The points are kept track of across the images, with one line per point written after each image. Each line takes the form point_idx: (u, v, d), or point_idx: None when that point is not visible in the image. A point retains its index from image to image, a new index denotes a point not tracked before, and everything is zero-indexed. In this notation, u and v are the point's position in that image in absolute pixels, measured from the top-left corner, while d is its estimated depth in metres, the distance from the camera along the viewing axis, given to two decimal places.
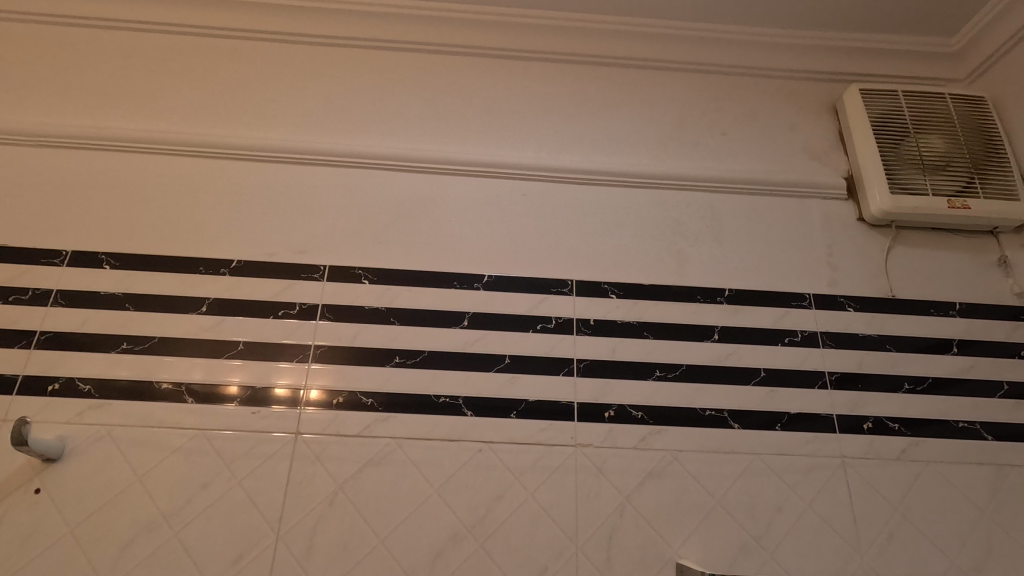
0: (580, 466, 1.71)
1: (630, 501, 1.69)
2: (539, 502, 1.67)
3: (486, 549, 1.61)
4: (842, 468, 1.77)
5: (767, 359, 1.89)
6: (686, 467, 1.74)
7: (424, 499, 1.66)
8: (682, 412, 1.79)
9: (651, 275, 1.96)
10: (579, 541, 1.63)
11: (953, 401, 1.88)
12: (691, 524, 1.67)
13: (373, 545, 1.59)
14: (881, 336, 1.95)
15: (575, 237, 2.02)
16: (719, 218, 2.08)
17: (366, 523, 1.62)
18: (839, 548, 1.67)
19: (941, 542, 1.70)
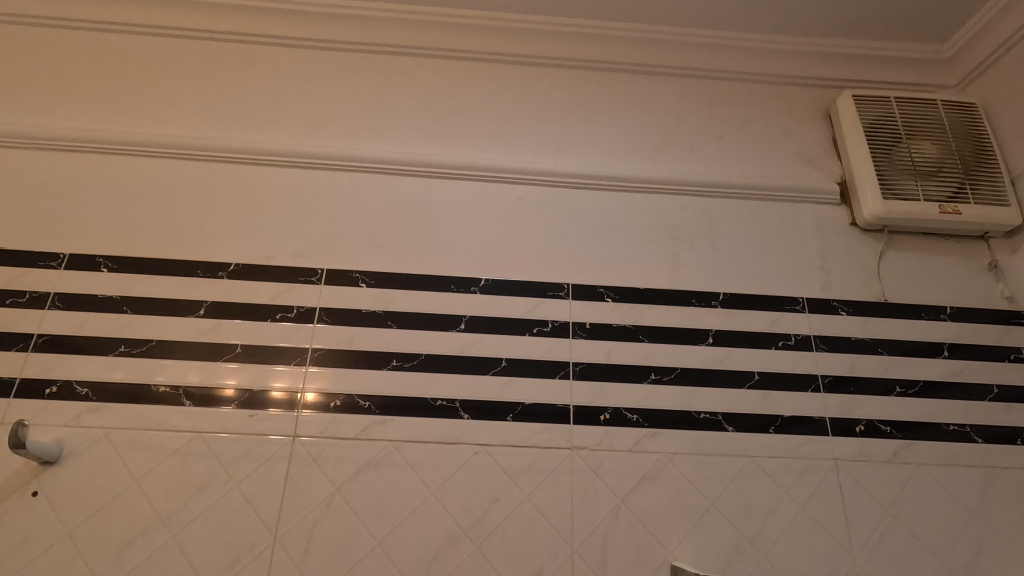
0: (373, 468, 1.02)
1: (434, 504, 1.00)
2: (321, 477, 1.01)
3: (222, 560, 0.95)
4: (829, 474, 1.06)
5: (687, 313, 1.17)
6: (585, 470, 1.04)
7: (112, 457, 1.00)
8: (534, 364, 1.11)
9: (511, 173, 1.28)
10: (328, 518, 0.98)
11: (970, 411, 1.13)
12: (547, 551, 0.98)
13: (47, 535, 0.94)
14: (882, 328, 1.19)
15: (402, 135, 1.31)
16: (618, 126, 1.37)
17: (32, 510, 0.95)
18: (834, 549, 1.01)
19: (965, 549, 1.02)
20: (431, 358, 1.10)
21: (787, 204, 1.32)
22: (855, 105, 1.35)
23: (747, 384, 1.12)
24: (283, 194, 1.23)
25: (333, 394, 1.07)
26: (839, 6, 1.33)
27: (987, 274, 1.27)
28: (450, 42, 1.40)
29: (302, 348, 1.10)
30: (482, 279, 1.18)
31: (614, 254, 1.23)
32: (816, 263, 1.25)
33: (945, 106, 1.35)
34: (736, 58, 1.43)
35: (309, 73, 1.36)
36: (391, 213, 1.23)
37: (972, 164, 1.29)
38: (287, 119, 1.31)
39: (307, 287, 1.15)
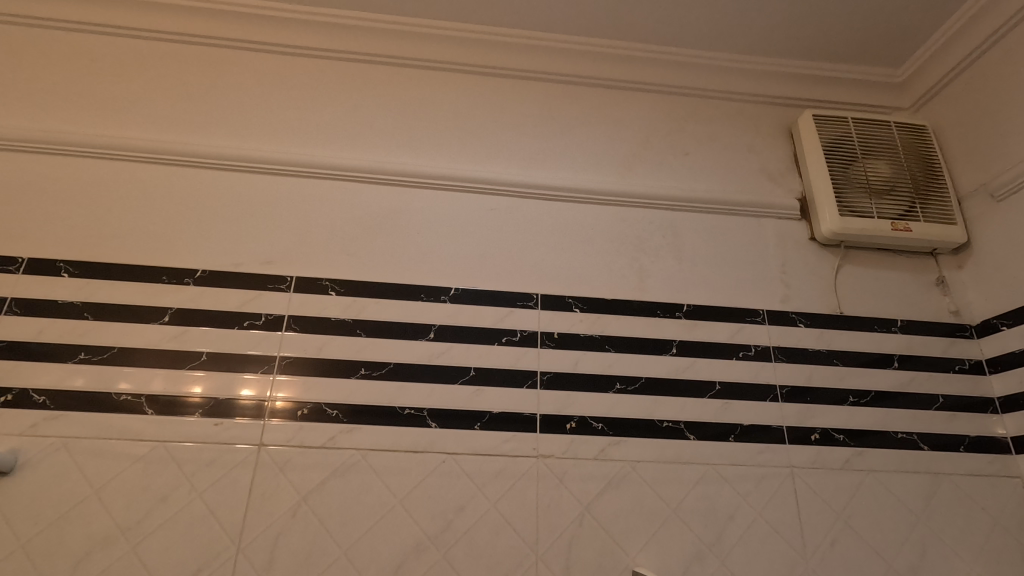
0: (339, 477, 1.02)
1: (401, 512, 1.01)
2: (287, 485, 1.01)
3: (184, 569, 0.94)
4: (785, 481, 1.10)
5: (653, 324, 1.20)
6: (551, 477, 1.06)
7: (70, 466, 0.97)
8: (502, 373, 1.13)
9: (484, 184, 1.29)
10: (294, 527, 0.98)
11: (917, 420, 1.19)
12: (512, 557, 1.00)
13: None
14: (837, 340, 1.24)
15: (374, 144, 1.31)
16: (590, 140, 1.40)
17: None
18: (789, 552, 1.05)
19: (910, 551, 1.07)
20: (401, 367, 1.11)
21: (750, 219, 1.36)
22: (815, 125, 1.41)
23: (708, 394, 1.16)
24: (254, 202, 1.22)
25: (301, 403, 1.07)
26: (802, 30, 1.38)
27: (935, 289, 1.33)
28: (427, 53, 1.41)
29: (270, 356, 1.10)
30: (453, 288, 1.19)
31: (583, 266, 1.25)
32: (777, 277, 1.30)
33: (898, 128, 1.42)
34: (704, 77, 1.47)
35: (284, 79, 1.36)
36: (363, 222, 1.23)
37: (922, 184, 1.35)
38: (260, 127, 1.30)
39: (276, 294, 1.14)
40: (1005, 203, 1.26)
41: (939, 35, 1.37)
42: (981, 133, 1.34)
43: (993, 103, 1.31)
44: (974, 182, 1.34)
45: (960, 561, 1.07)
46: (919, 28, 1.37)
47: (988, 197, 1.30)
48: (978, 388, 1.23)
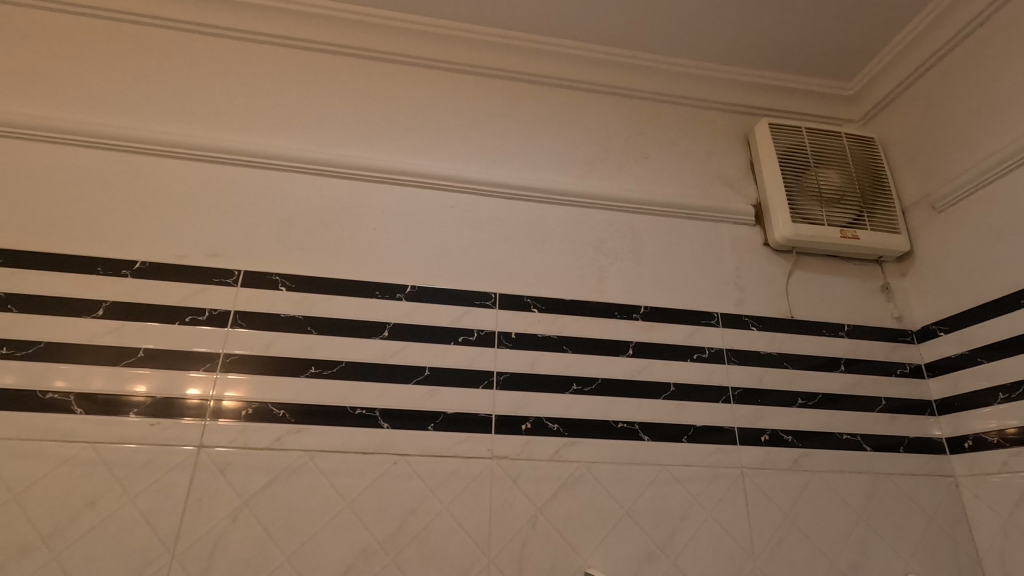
0: (285, 479, 0.98)
1: (350, 515, 0.98)
2: (227, 488, 0.96)
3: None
4: (736, 482, 1.12)
5: (610, 325, 1.21)
6: (505, 479, 1.05)
7: None
8: (457, 373, 1.11)
9: (444, 181, 1.27)
10: (233, 533, 0.94)
11: (861, 422, 1.22)
12: (463, 561, 0.98)
13: None
14: (788, 343, 1.27)
15: (331, 137, 1.28)
16: (553, 140, 1.39)
17: None
18: (738, 552, 1.06)
19: (852, 549, 1.10)
20: (353, 366, 1.08)
21: (707, 223, 1.38)
22: (770, 133, 1.44)
23: (663, 395, 1.17)
24: (200, 191, 1.17)
25: (246, 402, 1.02)
26: (761, 40, 1.42)
27: (880, 295, 1.38)
28: (391, 45, 1.37)
29: (213, 353, 1.05)
30: (409, 286, 1.16)
31: (542, 266, 1.24)
32: (731, 281, 1.32)
33: (848, 139, 1.47)
34: (666, 82, 1.49)
35: (239, 65, 1.31)
36: (317, 215, 1.19)
37: (870, 194, 1.40)
38: (211, 113, 1.24)
39: (222, 289, 1.09)
40: (945, 214, 1.32)
41: (887, 52, 1.43)
42: (925, 146, 1.40)
43: (936, 119, 1.37)
44: (917, 194, 1.40)
45: (898, 558, 1.11)
46: (869, 43, 1.42)
47: (930, 208, 1.36)
48: (917, 391, 1.29)
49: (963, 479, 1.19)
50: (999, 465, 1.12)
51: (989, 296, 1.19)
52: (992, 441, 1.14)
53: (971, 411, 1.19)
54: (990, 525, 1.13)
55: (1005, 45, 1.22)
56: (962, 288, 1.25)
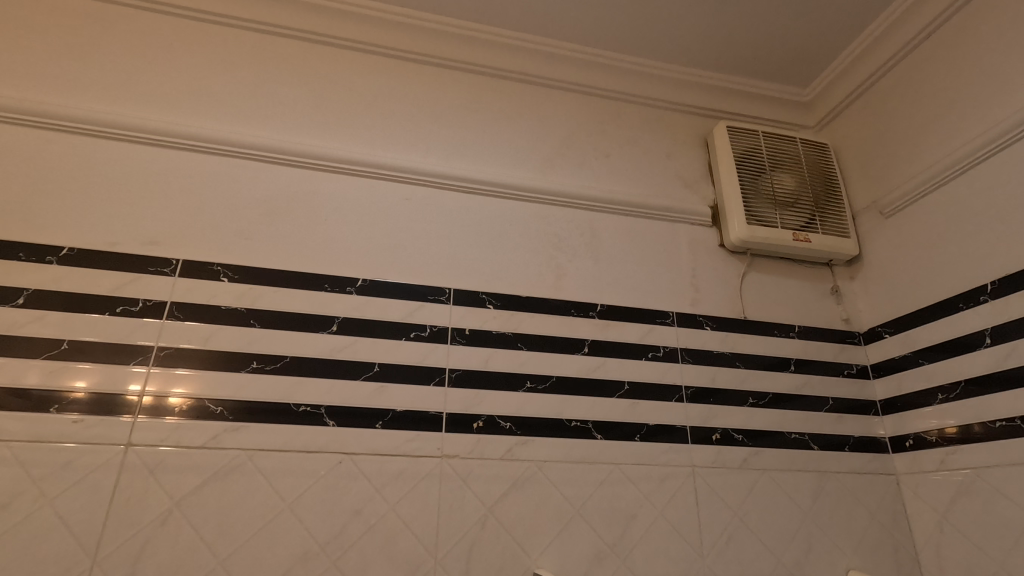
0: (221, 479, 0.93)
1: (290, 517, 0.94)
2: (158, 490, 0.91)
3: None
4: (687, 480, 1.12)
5: (566, 323, 1.20)
6: (454, 478, 1.02)
7: None
8: (408, 369, 1.08)
9: (400, 173, 1.24)
10: (162, 537, 0.88)
11: (809, 421, 1.24)
12: (409, 562, 0.95)
13: None
14: (740, 343, 1.28)
15: (281, 123, 1.23)
16: (512, 135, 1.38)
17: None
18: (687, 551, 1.06)
19: (797, 547, 1.12)
20: (297, 361, 1.03)
21: (666, 223, 1.38)
22: (728, 135, 1.45)
23: (616, 394, 1.16)
24: (138, 175, 1.10)
25: (180, 398, 0.97)
26: (721, 43, 1.43)
27: (830, 298, 1.41)
28: (347, 31, 1.33)
29: (146, 347, 0.99)
30: (360, 279, 1.13)
31: (499, 262, 1.22)
32: (687, 281, 1.33)
33: (803, 144, 1.50)
34: (629, 81, 1.49)
35: (182, 45, 1.24)
36: (263, 204, 1.14)
37: (821, 198, 1.43)
38: (153, 94, 1.18)
39: (158, 278, 1.03)
40: (892, 220, 1.36)
41: (841, 60, 1.46)
42: (875, 153, 1.44)
43: (886, 126, 1.41)
44: (866, 200, 1.44)
45: (841, 555, 1.13)
46: (824, 52, 1.46)
47: (878, 214, 1.40)
48: (863, 392, 1.32)
49: (904, 476, 1.22)
50: (937, 463, 1.16)
51: (930, 300, 1.23)
52: (932, 440, 1.18)
53: (913, 410, 1.23)
54: (927, 521, 1.16)
55: (951, 57, 1.26)
56: (907, 291, 1.29)
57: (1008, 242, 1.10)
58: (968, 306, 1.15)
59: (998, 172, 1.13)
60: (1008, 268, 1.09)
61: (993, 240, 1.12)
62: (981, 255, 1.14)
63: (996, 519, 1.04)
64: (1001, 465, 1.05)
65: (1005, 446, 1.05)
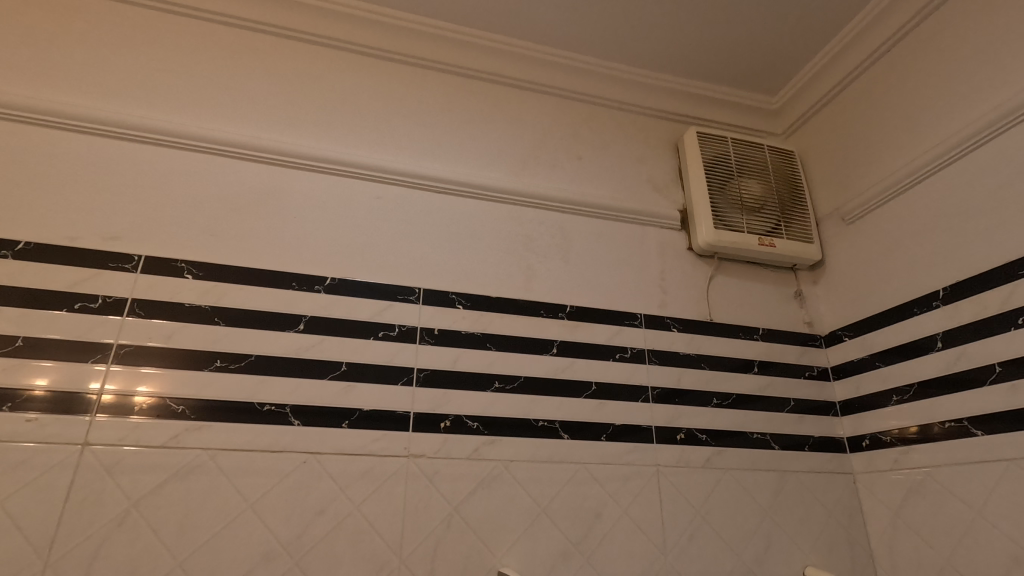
0: (182, 479, 0.92)
1: (252, 517, 0.93)
2: (115, 489, 0.89)
3: None
4: (651, 480, 1.14)
5: (535, 323, 1.21)
6: (420, 477, 1.02)
7: None
8: (376, 369, 1.08)
9: (371, 171, 1.23)
10: (119, 538, 0.87)
11: (771, 422, 1.28)
12: (373, 561, 0.95)
13: None
14: (706, 345, 1.31)
15: (250, 118, 1.21)
16: (485, 137, 1.38)
17: None
18: (650, 549, 1.08)
19: (757, 544, 1.15)
20: (262, 360, 1.02)
21: (636, 226, 1.40)
22: (698, 141, 1.48)
23: (584, 394, 1.17)
24: (99, 168, 1.08)
25: (139, 397, 0.95)
26: (692, 50, 1.46)
27: (794, 302, 1.45)
28: (318, 27, 1.32)
29: (104, 344, 0.97)
30: (329, 278, 1.12)
31: (470, 263, 1.23)
32: (655, 284, 1.35)
33: (770, 151, 1.53)
34: (602, 85, 1.51)
35: (148, 36, 1.22)
36: (230, 200, 1.13)
37: (787, 204, 1.47)
38: (117, 86, 1.15)
39: (120, 274, 1.01)
40: (853, 226, 1.40)
41: (808, 69, 1.50)
42: (839, 161, 1.48)
43: (850, 136, 1.46)
44: (829, 206, 1.48)
45: (799, 552, 1.17)
46: (791, 61, 1.50)
47: (840, 221, 1.44)
48: (823, 393, 1.36)
49: (860, 476, 1.27)
50: (891, 462, 1.20)
51: (888, 304, 1.28)
52: (887, 440, 1.22)
53: (870, 412, 1.27)
54: (882, 518, 1.20)
55: (910, 70, 1.31)
56: (867, 296, 1.33)
57: (960, 250, 1.14)
58: (922, 311, 1.19)
59: (952, 182, 1.18)
60: (959, 275, 1.13)
61: (946, 248, 1.17)
62: (935, 262, 1.19)
63: (944, 517, 1.09)
64: (951, 465, 1.09)
65: (953, 446, 1.09)
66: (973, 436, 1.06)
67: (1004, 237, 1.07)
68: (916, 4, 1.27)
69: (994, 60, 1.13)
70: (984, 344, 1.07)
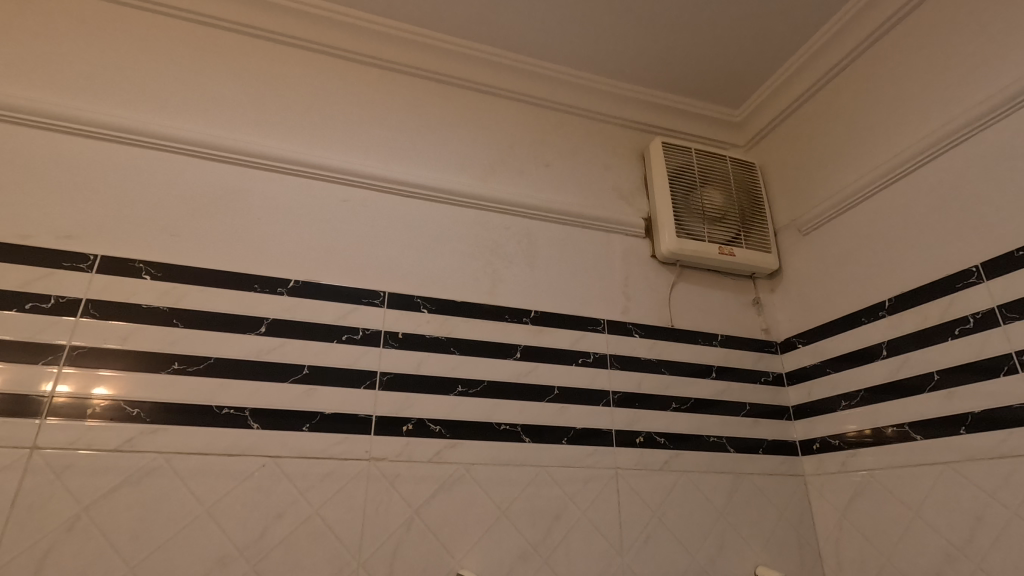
0: (135, 483, 0.91)
1: (208, 521, 0.92)
2: (64, 495, 0.87)
3: None
4: (610, 482, 1.17)
5: (500, 327, 1.22)
6: (381, 480, 1.03)
7: None
8: (338, 372, 1.08)
9: (338, 173, 1.23)
10: (68, 543, 0.85)
11: (727, 425, 1.32)
12: (331, 565, 0.95)
13: None
14: (666, 351, 1.34)
15: (213, 117, 1.20)
16: (453, 141, 1.39)
17: None
18: (607, 550, 1.11)
19: (711, 544, 1.18)
20: (221, 362, 1.01)
21: (601, 232, 1.43)
22: (663, 151, 1.52)
23: (547, 398, 1.19)
24: (54, 164, 1.05)
25: (92, 399, 0.93)
26: (658, 63, 1.50)
27: (752, 309, 1.49)
28: (285, 27, 1.31)
29: (56, 345, 0.95)
30: (292, 280, 1.11)
31: (436, 266, 1.24)
32: (619, 290, 1.38)
33: (731, 162, 1.58)
34: (570, 93, 1.54)
35: (107, 30, 1.20)
36: (192, 200, 1.11)
37: (746, 213, 1.52)
38: (74, 81, 1.13)
39: (74, 274, 0.99)
40: (809, 237, 1.46)
41: (768, 85, 1.56)
42: (797, 173, 1.53)
43: (807, 149, 1.51)
44: (787, 217, 1.54)
45: (751, 552, 1.21)
46: (753, 76, 1.55)
47: (796, 232, 1.50)
48: (777, 398, 1.40)
49: (810, 477, 1.32)
50: (839, 465, 1.25)
51: (839, 313, 1.33)
52: (836, 443, 1.27)
53: (820, 416, 1.32)
54: (829, 519, 1.25)
55: (864, 88, 1.37)
56: (820, 305, 1.39)
57: (905, 262, 1.20)
58: (869, 320, 1.25)
59: (899, 198, 1.24)
60: (904, 286, 1.19)
61: (892, 260, 1.23)
62: (881, 273, 1.25)
63: (886, 517, 1.14)
64: (893, 467, 1.14)
65: (895, 449, 1.15)
66: (913, 440, 1.12)
67: (943, 252, 1.13)
68: (869, 26, 1.33)
69: (937, 84, 1.20)
70: (924, 352, 1.13)
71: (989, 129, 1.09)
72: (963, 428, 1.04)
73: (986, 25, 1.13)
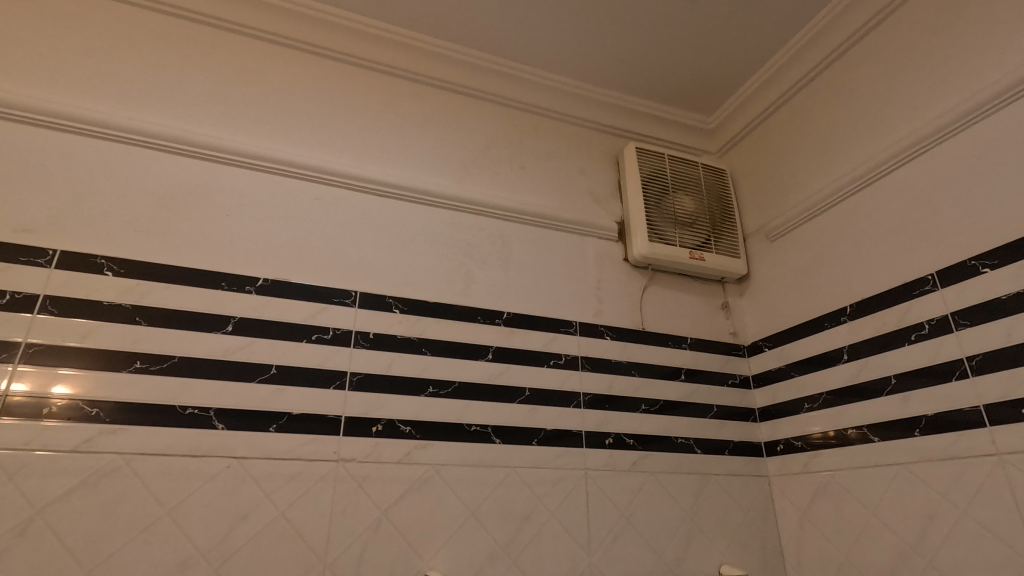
0: (93, 485, 0.88)
1: (169, 524, 0.90)
2: (17, 497, 0.84)
3: None
4: (579, 482, 1.18)
5: (472, 328, 1.22)
6: (349, 481, 1.02)
7: None
8: (307, 372, 1.07)
9: (310, 171, 1.22)
10: (20, 547, 0.82)
11: (695, 427, 1.34)
12: (296, 567, 0.94)
13: None
14: (637, 353, 1.36)
15: (183, 111, 1.18)
16: (429, 141, 1.39)
17: None
18: (575, 550, 1.12)
19: (677, 544, 1.20)
20: (186, 362, 0.99)
21: (574, 235, 1.45)
22: (637, 156, 1.54)
23: (518, 399, 1.20)
24: (12, 156, 1.02)
25: (47, 399, 0.90)
26: (633, 68, 1.52)
27: (721, 313, 1.52)
28: (258, 21, 1.29)
29: (11, 342, 0.92)
30: (261, 279, 1.10)
31: (408, 267, 1.23)
32: (591, 292, 1.39)
33: (703, 168, 1.61)
34: (546, 96, 1.55)
35: (73, 19, 1.16)
36: (158, 195, 1.09)
37: (717, 219, 1.55)
38: (34, 70, 1.09)
39: (31, 269, 0.96)
40: (776, 243, 1.50)
41: (739, 94, 1.60)
42: (765, 181, 1.57)
43: (776, 158, 1.55)
44: (756, 224, 1.57)
45: (716, 551, 1.23)
46: (725, 85, 1.58)
47: (765, 238, 1.53)
48: (744, 400, 1.43)
49: (774, 478, 1.35)
50: (802, 466, 1.29)
51: (803, 318, 1.37)
52: (799, 445, 1.30)
53: (785, 418, 1.35)
54: (791, 518, 1.29)
55: (831, 99, 1.42)
56: (785, 309, 1.42)
57: (866, 269, 1.24)
58: (832, 325, 1.29)
59: (861, 207, 1.28)
60: (864, 292, 1.23)
61: (855, 267, 1.27)
62: (844, 280, 1.29)
63: (845, 516, 1.17)
64: (852, 468, 1.18)
65: (855, 450, 1.18)
66: (871, 441, 1.15)
67: (901, 260, 1.17)
68: (836, 39, 1.38)
69: (899, 98, 1.24)
70: (883, 356, 1.16)
71: (945, 142, 1.13)
72: (918, 430, 1.08)
73: (943, 43, 1.18)
